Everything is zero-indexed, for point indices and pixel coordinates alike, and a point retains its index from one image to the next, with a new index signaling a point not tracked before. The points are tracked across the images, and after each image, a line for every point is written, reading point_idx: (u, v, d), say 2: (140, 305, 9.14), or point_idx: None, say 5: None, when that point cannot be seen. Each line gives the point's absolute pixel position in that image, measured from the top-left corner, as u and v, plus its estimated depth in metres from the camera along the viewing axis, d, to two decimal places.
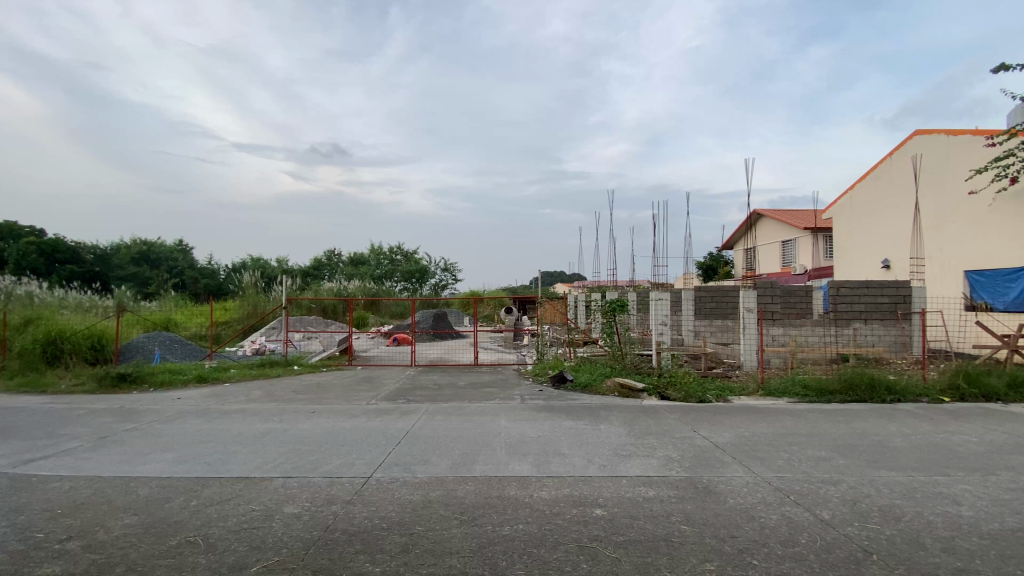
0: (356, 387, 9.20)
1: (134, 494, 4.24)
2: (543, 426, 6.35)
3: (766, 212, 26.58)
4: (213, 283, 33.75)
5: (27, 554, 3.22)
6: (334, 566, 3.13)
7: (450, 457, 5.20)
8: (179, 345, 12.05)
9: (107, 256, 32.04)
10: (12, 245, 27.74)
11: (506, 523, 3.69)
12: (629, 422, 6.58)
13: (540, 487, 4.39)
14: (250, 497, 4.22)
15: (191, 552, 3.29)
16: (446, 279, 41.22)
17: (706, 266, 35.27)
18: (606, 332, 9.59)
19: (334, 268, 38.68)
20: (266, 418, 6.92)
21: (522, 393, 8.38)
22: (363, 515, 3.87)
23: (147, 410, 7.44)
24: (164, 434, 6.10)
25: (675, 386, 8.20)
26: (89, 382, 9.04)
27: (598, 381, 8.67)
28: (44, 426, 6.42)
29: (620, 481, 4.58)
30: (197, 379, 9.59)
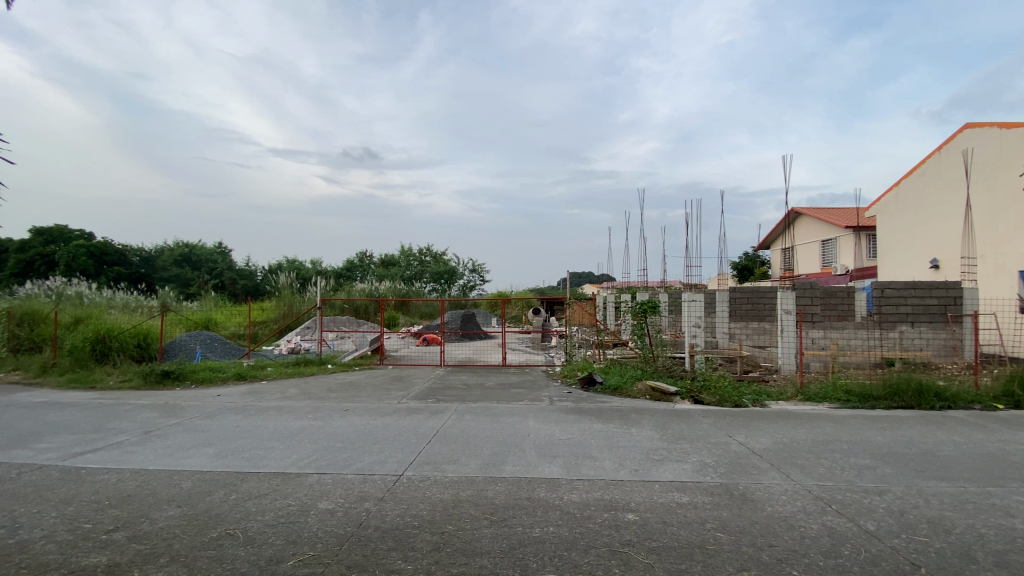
0: (387, 386, 9.35)
1: (177, 487, 4.42)
2: (573, 428, 6.29)
3: (805, 210, 25.72)
4: (249, 284, 35.02)
5: (76, 543, 3.38)
6: (366, 562, 3.17)
7: (480, 457, 5.21)
8: (219, 345, 12.51)
9: (152, 258, 33.75)
10: (65, 248, 29.54)
11: (536, 525, 3.67)
12: (661, 426, 6.45)
13: (571, 489, 4.36)
14: (286, 492, 4.33)
15: (230, 544, 3.39)
16: (475, 280, 41.51)
17: (741, 267, 34.37)
18: (636, 333, 9.46)
19: (365, 270, 39.51)
20: (301, 415, 7.10)
21: (551, 395, 8.33)
22: (396, 512, 3.91)
23: (189, 406, 7.74)
24: (205, 429, 6.33)
25: (709, 390, 8.01)
26: (135, 379, 9.48)
27: (629, 383, 8.54)
28: (95, 420, 6.76)
29: (653, 485, 4.49)
30: (236, 377, 9.94)
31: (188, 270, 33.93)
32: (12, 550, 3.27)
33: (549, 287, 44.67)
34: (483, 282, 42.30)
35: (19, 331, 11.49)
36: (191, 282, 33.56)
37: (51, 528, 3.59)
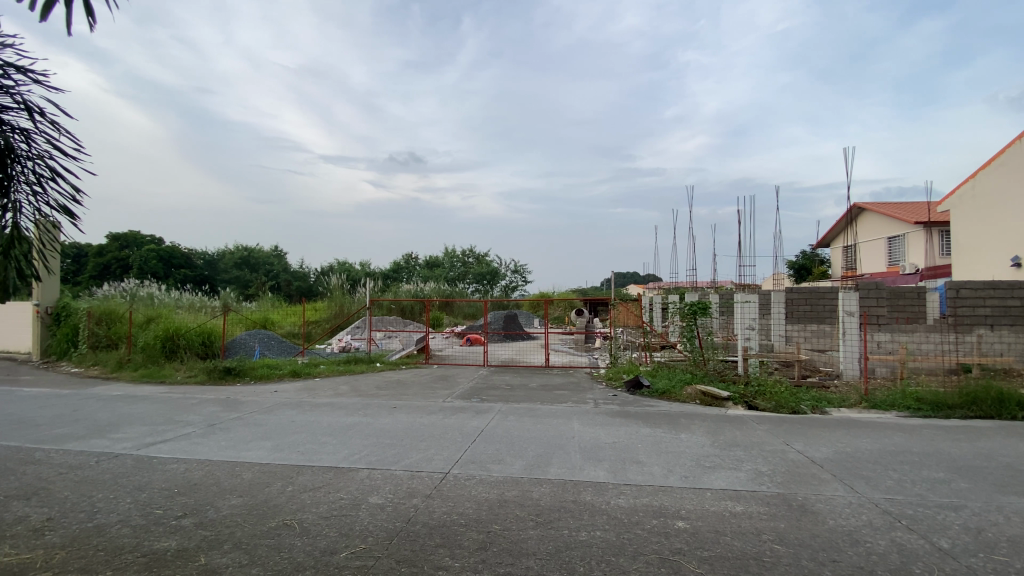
0: (433, 385, 9.52)
1: (239, 477, 4.67)
2: (619, 432, 6.17)
3: (868, 205, 24.25)
4: (302, 286, 36.61)
5: (149, 528, 3.62)
6: (415, 558, 3.22)
7: (525, 458, 5.20)
8: (276, 343, 13.16)
9: (214, 261, 36.03)
10: (138, 252, 32.05)
11: (583, 529, 3.62)
12: (713, 432, 6.23)
13: (618, 494, 4.28)
14: (339, 486, 4.48)
15: (288, 534, 3.55)
16: (517, 280, 41.66)
17: (797, 266, 32.83)
18: (685, 336, 9.18)
19: (411, 271, 40.54)
20: (351, 412, 7.33)
21: (596, 397, 8.23)
22: (443, 509, 3.96)
23: (249, 401, 8.17)
24: (263, 423, 6.66)
25: (764, 396, 7.67)
26: (201, 374, 10.10)
27: (677, 387, 8.30)
28: (166, 413, 7.25)
29: (705, 493, 4.34)
30: (291, 374, 10.39)
31: (247, 272, 35.89)
32: (92, 533, 3.54)
33: (593, 288, 44.16)
34: (525, 283, 42.31)
35: (99, 329, 12.48)
36: (250, 283, 35.49)
37: (126, 513, 3.87)
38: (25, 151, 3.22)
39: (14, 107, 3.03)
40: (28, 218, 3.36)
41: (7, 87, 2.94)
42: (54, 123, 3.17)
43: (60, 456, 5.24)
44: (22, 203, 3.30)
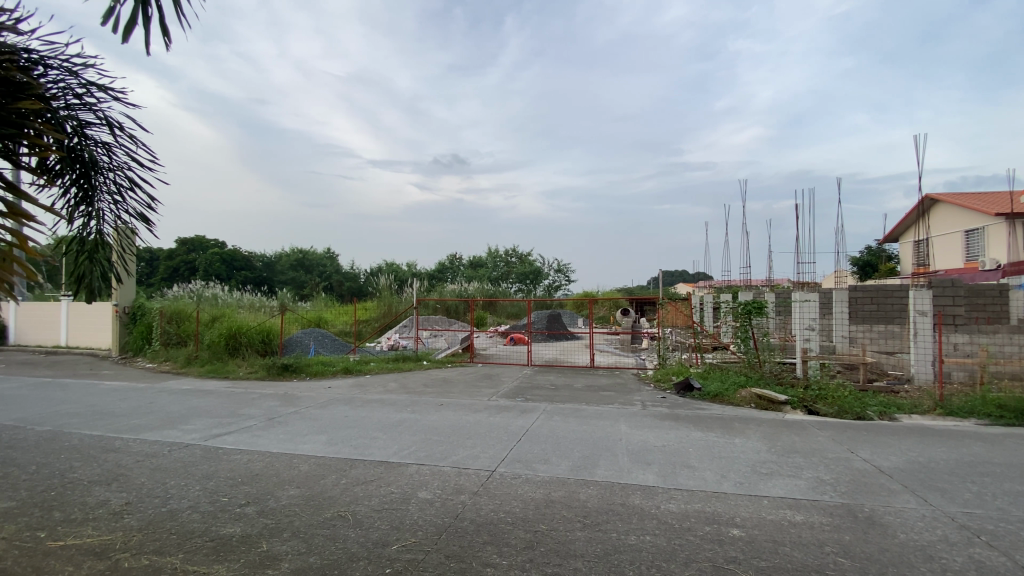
0: (478, 383, 9.63)
1: (296, 469, 4.89)
2: (669, 435, 6.01)
3: (942, 196, 22.59)
4: (352, 286, 37.88)
5: (216, 514, 3.85)
6: (463, 553, 3.26)
7: (571, 459, 5.16)
8: (329, 341, 13.73)
9: (272, 263, 38.04)
10: (204, 255, 34.26)
11: (632, 532, 3.55)
12: (769, 437, 5.96)
13: (668, 499, 4.17)
14: (389, 480, 4.60)
15: (342, 525, 3.67)
16: (561, 280, 41.40)
17: (862, 264, 30.96)
18: (740, 336, 8.83)
19: (455, 271, 41.27)
20: (400, 408, 7.53)
21: (643, 399, 8.05)
22: (490, 507, 3.99)
23: (305, 396, 8.56)
24: (319, 418, 6.95)
25: (825, 401, 7.29)
26: (261, 370, 10.67)
27: (731, 390, 8.00)
28: (230, 407, 7.70)
29: (761, 501, 4.15)
30: (344, 371, 10.80)
31: (301, 274, 37.52)
32: (166, 517, 3.80)
33: (639, 288, 43.19)
34: (569, 282, 41.97)
35: (170, 327, 13.41)
36: (305, 283, 37.14)
37: (196, 500, 4.14)
38: (107, 163, 3.49)
39: (97, 122, 3.29)
40: (109, 225, 3.66)
41: (91, 105, 3.19)
42: (131, 136, 3.42)
43: (138, 445, 5.67)
44: (104, 211, 3.61)
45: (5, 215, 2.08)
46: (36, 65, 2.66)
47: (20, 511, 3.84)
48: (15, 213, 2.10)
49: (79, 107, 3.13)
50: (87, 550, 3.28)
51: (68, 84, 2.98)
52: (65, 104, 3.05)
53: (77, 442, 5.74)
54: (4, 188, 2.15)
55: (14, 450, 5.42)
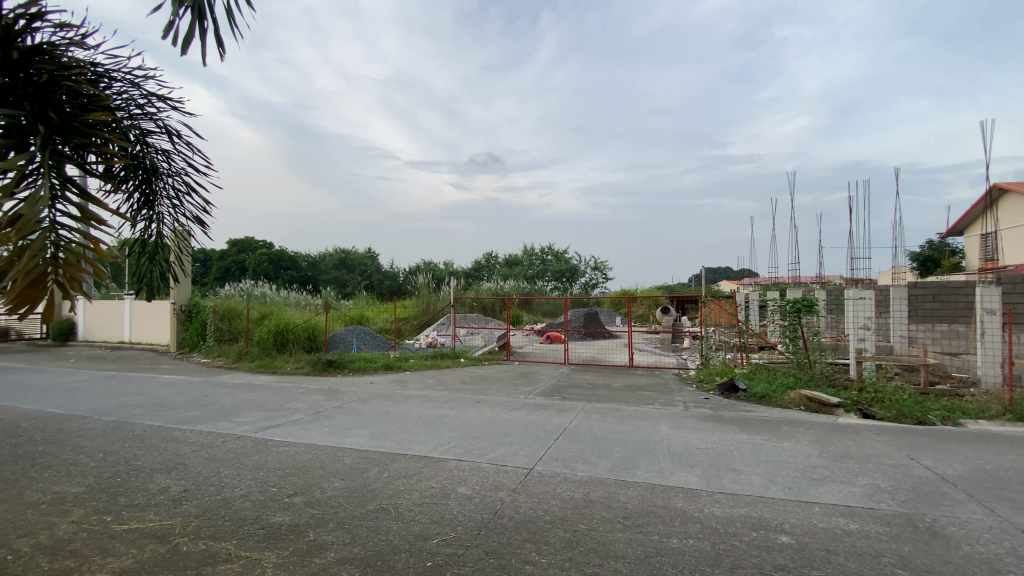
0: (515, 381, 9.65)
1: (341, 462, 5.05)
2: (712, 437, 5.84)
3: (1013, 185, 20.92)
4: (392, 284, 38.78)
5: (266, 503, 4.02)
6: (502, 550, 3.28)
7: (610, 459, 5.10)
8: (371, 338, 14.09)
9: (316, 263, 39.47)
10: (252, 255, 35.89)
11: (674, 535, 3.48)
12: (820, 441, 5.70)
13: (712, 502, 4.05)
14: (429, 475, 4.68)
15: (384, 517, 3.76)
16: (598, 278, 40.96)
17: (922, 259, 29.17)
18: (788, 335, 8.47)
19: (492, 270, 41.61)
20: (439, 405, 7.63)
21: (685, 400, 7.86)
22: (529, 505, 3.99)
23: (348, 391, 8.82)
24: (361, 413, 7.15)
25: (882, 405, 6.90)
26: (306, 365, 11.07)
27: (779, 392, 7.69)
28: (278, 400, 8.03)
29: (813, 508, 3.98)
30: (385, 367, 11.07)
31: (344, 273, 38.75)
32: (220, 504, 4.00)
33: (680, 286, 42.12)
34: (607, 280, 41.47)
35: (222, 324, 14.09)
36: (346, 282, 38.31)
37: (247, 489, 4.33)
38: (167, 169, 3.69)
39: (157, 131, 3.48)
40: (168, 228, 3.88)
41: (152, 115, 3.38)
42: (187, 144, 3.59)
43: (194, 435, 6.00)
44: (164, 214, 3.82)
45: (78, 219, 2.23)
46: (103, 78, 2.83)
47: (90, 496, 4.13)
48: (86, 217, 2.25)
49: (140, 117, 3.32)
50: (148, 533, 3.49)
51: (130, 95, 3.16)
52: (129, 115, 3.24)
53: (141, 432, 6.13)
54: (76, 194, 2.31)
55: (86, 438, 5.84)
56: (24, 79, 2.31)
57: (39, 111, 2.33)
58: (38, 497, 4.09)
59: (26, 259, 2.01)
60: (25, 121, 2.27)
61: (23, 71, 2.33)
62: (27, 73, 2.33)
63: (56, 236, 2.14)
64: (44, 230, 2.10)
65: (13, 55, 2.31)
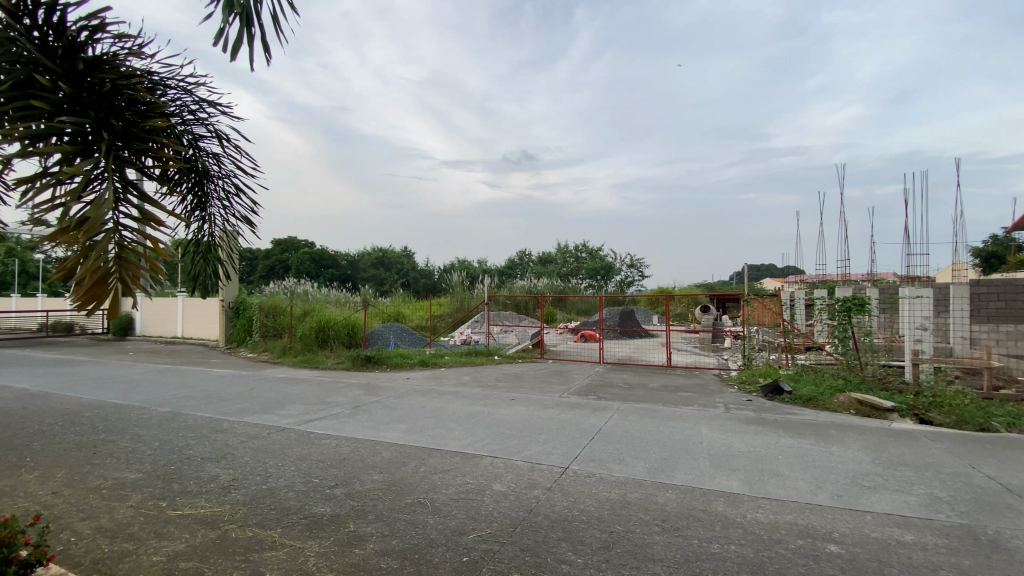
0: (549, 379, 9.63)
1: (379, 455, 5.16)
2: (755, 441, 5.65)
3: None
4: (427, 282, 39.38)
5: (308, 494, 4.16)
6: (538, 548, 3.27)
7: (648, 460, 5.01)
8: (407, 334, 14.36)
9: (355, 262, 40.64)
10: (296, 254, 37.29)
11: (715, 540, 3.38)
12: (872, 447, 5.42)
13: (754, 508, 3.92)
14: (465, 470, 4.73)
15: (421, 511, 3.82)
16: (634, 275, 40.32)
17: (985, 254, 27.33)
18: (837, 336, 8.08)
19: (525, 268, 41.71)
20: (474, 401, 7.70)
21: (726, 401, 7.64)
22: (564, 504, 3.97)
23: (385, 386, 9.02)
24: (398, 408, 7.30)
25: (941, 410, 6.51)
26: (346, 361, 11.39)
27: (826, 394, 7.37)
28: (319, 394, 8.29)
29: (864, 517, 3.79)
30: (420, 363, 11.27)
31: (381, 270, 39.75)
32: (266, 493, 4.17)
33: (719, 283, 40.90)
34: (643, 278, 40.78)
35: (267, 321, 14.65)
36: (384, 280, 39.27)
37: (291, 479, 4.49)
38: (217, 171, 3.85)
39: (208, 135, 3.63)
40: (219, 228, 4.04)
41: (202, 119, 3.53)
42: (235, 147, 3.73)
43: (241, 427, 6.26)
44: (215, 215, 3.98)
45: (137, 220, 2.36)
46: (158, 87, 2.98)
47: (147, 482, 4.38)
48: (145, 218, 2.37)
49: (192, 122, 3.48)
50: (200, 519, 3.66)
51: (183, 101, 3.31)
52: (182, 121, 3.40)
53: (193, 422, 6.46)
54: (136, 196, 2.43)
55: (144, 427, 6.20)
56: (89, 87, 2.46)
57: (103, 118, 2.47)
58: (101, 482, 4.37)
59: (93, 258, 2.14)
60: (91, 127, 2.40)
61: (86, 79, 2.48)
62: (91, 81, 2.48)
63: (119, 237, 2.27)
64: (109, 231, 2.23)
65: (77, 66, 2.46)
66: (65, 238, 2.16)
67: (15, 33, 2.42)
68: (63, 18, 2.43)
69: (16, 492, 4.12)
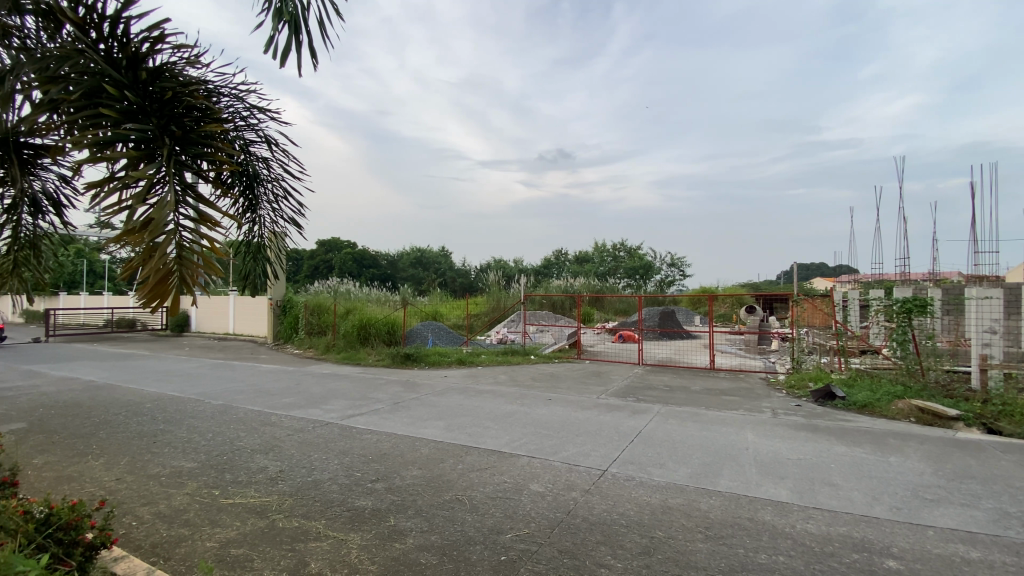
0: (587, 380, 9.53)
1: (418, 451, 5.25)
2: (805, 448, 5.40)
3: None
4: (464, 281, 39.79)
5: (351, 487, 4.27)
6: (576, 550, 3.24)
7: (690, 465, 4.88)
8: (445, 333, 14.55)
9: (394, 261, 41.60)
10: (339, 254, 38.54)
11: (762, 550, 3.25)
12: (934, 458, 5.08)
13: (804, 518, 3.75)
14: (502, 469, 4.74)
15: (460, 509, 3.85)
16: (675, 275, 39.36)
17: None
18: (896, 339, 7.61)
19: (562, 267, 41.51)
20: (511, 401, 7.71)
21: (773, 406, 7.34)
22: (603, 507, 3.91)
23: (424, 384, 9.18)
24: (436, 405, 7.40)
25: (1012, 420, 6.05)
26: (386, 358, 11.66)
27: (883, 400, 6.97)
28: (361, 391, 8.52)
29: (925, 531, 3.55)
30: (458, 361, 11.40)
31: (419, 270, 40.51)
32: (311, 485, 4.31)
33: (764, 283, 39.37)
34: (683, 278, 39.77)
35: (312, 318, 15.16)
36: (422, 279, 39.95)
37: (334, 472, 4.62)
38: (267, 175, 4.01)
39: (258, 141, 3.78)
40: (268, 229, 4.21)
41: (253, 125, 3.67)
42: (284, 151, 3.87)
43: (288, 420, 6.50)
44: (265, 217, 4.15)
45: (194, 220, 2.47)
46: (213, 95, 3.12)
47: (201, 471, 4.61)
48: (202, 219, 2.49)
49: (244, 128, 3.63)
50: (250, 508, 3.83)
51: (236, 108, 3.46)
52: (234, 127, 3.56)
53: (243, 415, 6.75)
54: (194, 198, 2.55)
55: (198, 418, 6.54)
56: (151, 96, 2.60)
57: (164, 125, 2.61)
58: (159, 470, 4.63)
59: (155, 259, 2.26)
60: (153, 134, 2.54)
61: (149, 87, 2.63)
62: (153, 90, 2.62)
63: (179, 238, 2.39)
64: (170, 232, 2.35)
65: (141, 75, 2.61)
66: (131, 238, 2.29)
67: (83, 45, 2.58)
68: (127, 30, 2.57)
69: (84, 477, 4.41)
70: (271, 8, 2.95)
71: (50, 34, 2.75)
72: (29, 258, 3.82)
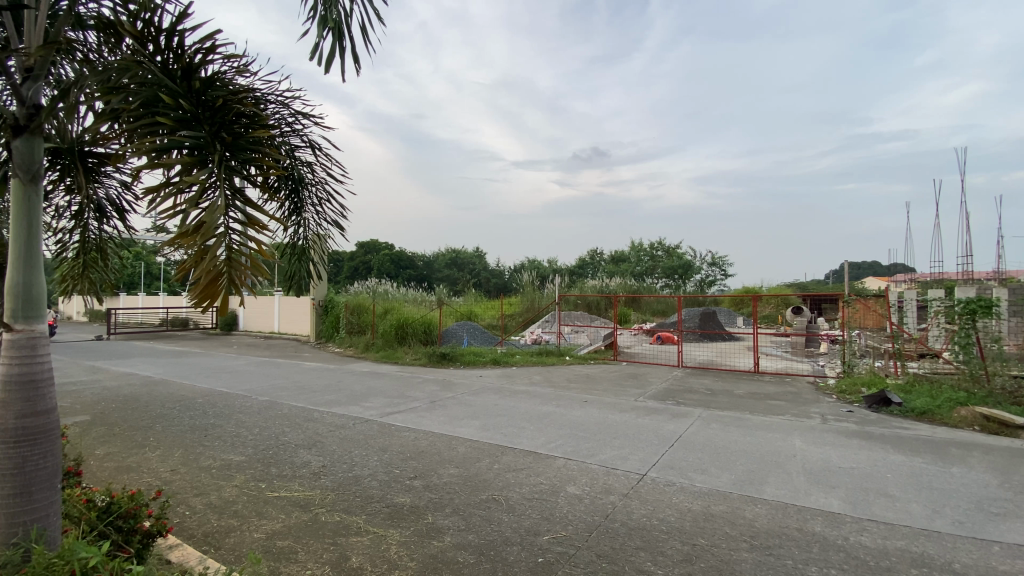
0: (624, 382, 9.39)
1: (455, 450, 5.30)
2: (858, 456, 5.12)
3: None
4: (498, 281, 39.94)
5: (390, 483, 4.35)
6: (615, 555, 3.18)
7: (733, 472, 4.71)
8: (479, 333, 14.66)
9: (430, 262, 42.22)
10: (377, 255, 39.46)
11: (812, 562, 3.11)
12: (1003, 470, 4.72)
13: (858, 530, 3.56)
14: (538, 470, 4.72)
15: (496, 508, 3.86)
16: (716, 275, 38.19)
17: None
18: (958, 343, 7.14)
19: (597, 266, 41.01)
20: (546, 402, 7.67)
21: (822, 412, 7.01)
22: (642, 512, 3.83)
23: (459, 383, 9.26)
24: (472, 404, 7.45)
25: None
26: (422, 357, 11.83)
27: (944, 408, 6.55)
28: (398, 388, 8.68)
29: (992, 547, 3.30)
30: (493, 361, 11.45)
31: (454, 271, 40.95)
32: (352, 481, 4.41)
33: (812, 283, 37.61)
34: (725, 277, 38.50)
35: (352, 318, 15.55)
36: (457, 279, 40.35)
37: (374, 469, 4.72)
38: (311, 179, 4.13)
39: (303, 145, 3.89)
40: (312, 231, 4.34)
41: (298, 130, 3.79)
42: (327, 155, 3.98)
43: (330, 417, 6.68)
44: (309, 220, 4.28)
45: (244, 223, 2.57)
46: (261, 102, 3.24)
47: (249, 464, 4.80)
48: (251, 222, 2.58)
49: (289, 133, 3.75)
50: (294, 502, 3.95)
51: (282, 114, 3.58)
52: (281, 133, 3.68)
53: (287, 411, 7.00)
54: (243, 202, 2.65)
55: (246, 414, 6.82)
56: (204, 104, 2.72)
57: (215, 132, 2.72)
58: (210, 463, 4.85)
59: (206, 261, 2.36)
60: (206, 141, 2.66)
61: (202, 95, 2.74)
62: (206, 98, 2.74)
63: (228, 240, 2.49)
64: (220, 235, 2.46)
65: (195, 84, 2.73)
66: (184, 241, 2.40)
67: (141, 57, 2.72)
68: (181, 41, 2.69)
69: (143, 468, 4.67)
70: (316, 16, 3.03)
71: (111, 47, 2.90)
72: (96, 261, 4.09)
